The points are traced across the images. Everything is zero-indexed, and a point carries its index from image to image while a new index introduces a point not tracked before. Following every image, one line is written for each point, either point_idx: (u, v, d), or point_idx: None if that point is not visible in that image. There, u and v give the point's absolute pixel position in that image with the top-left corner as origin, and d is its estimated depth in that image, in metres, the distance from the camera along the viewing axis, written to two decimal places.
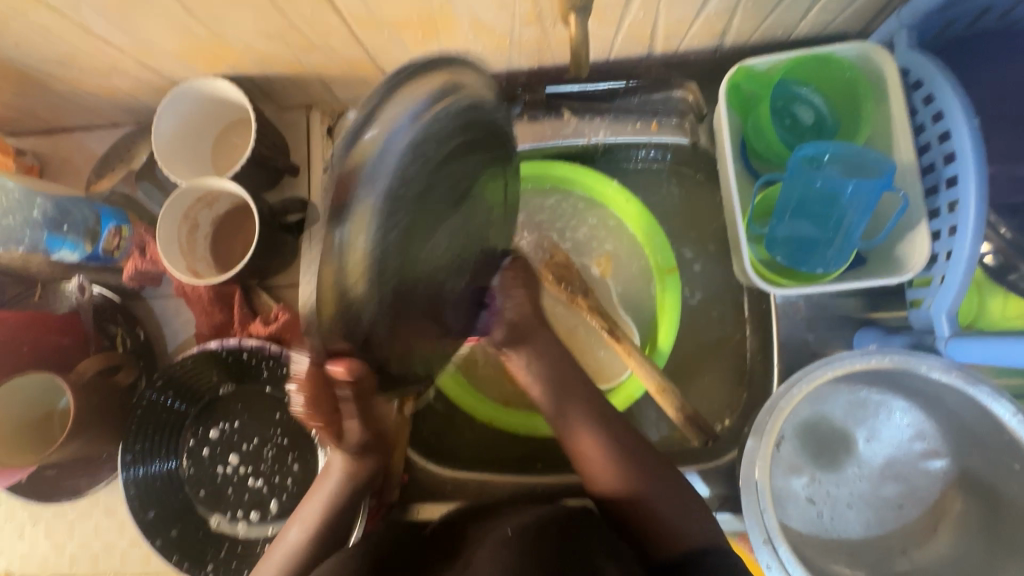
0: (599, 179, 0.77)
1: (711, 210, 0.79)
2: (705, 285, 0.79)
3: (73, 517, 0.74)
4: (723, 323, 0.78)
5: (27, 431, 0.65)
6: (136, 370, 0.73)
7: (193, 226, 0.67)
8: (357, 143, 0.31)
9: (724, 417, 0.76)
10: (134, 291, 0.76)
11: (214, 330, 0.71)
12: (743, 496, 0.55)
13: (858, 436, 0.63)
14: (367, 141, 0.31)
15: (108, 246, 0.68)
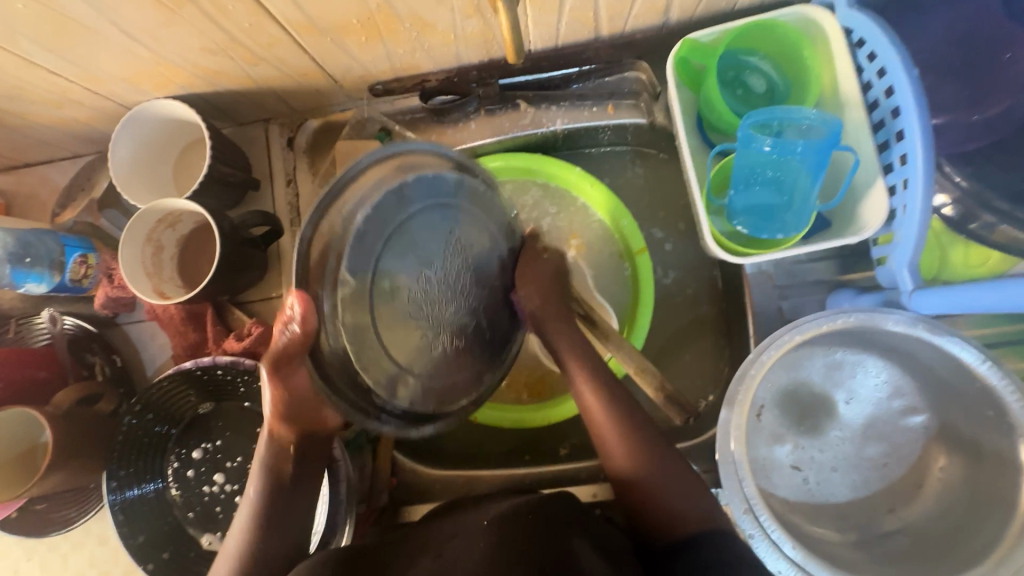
0: (563, 166, 0.77)
1: (676, 188, 0.79)
2: (678, 265, 0.79)
3: (67, 549, 0.74)
4: (699, 300, 0.78)
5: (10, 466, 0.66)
6: (117, 398, 0.73)
7: (158, 247, 0.67)
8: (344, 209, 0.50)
9: (707, 394, 0.76)
10: (109, 319, 0.76)
11: (189, 351, 0.71)
12: (721, 469, 0.55)
13: (838, 399, 0.63)
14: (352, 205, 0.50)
15: (75, 275, 0.69)
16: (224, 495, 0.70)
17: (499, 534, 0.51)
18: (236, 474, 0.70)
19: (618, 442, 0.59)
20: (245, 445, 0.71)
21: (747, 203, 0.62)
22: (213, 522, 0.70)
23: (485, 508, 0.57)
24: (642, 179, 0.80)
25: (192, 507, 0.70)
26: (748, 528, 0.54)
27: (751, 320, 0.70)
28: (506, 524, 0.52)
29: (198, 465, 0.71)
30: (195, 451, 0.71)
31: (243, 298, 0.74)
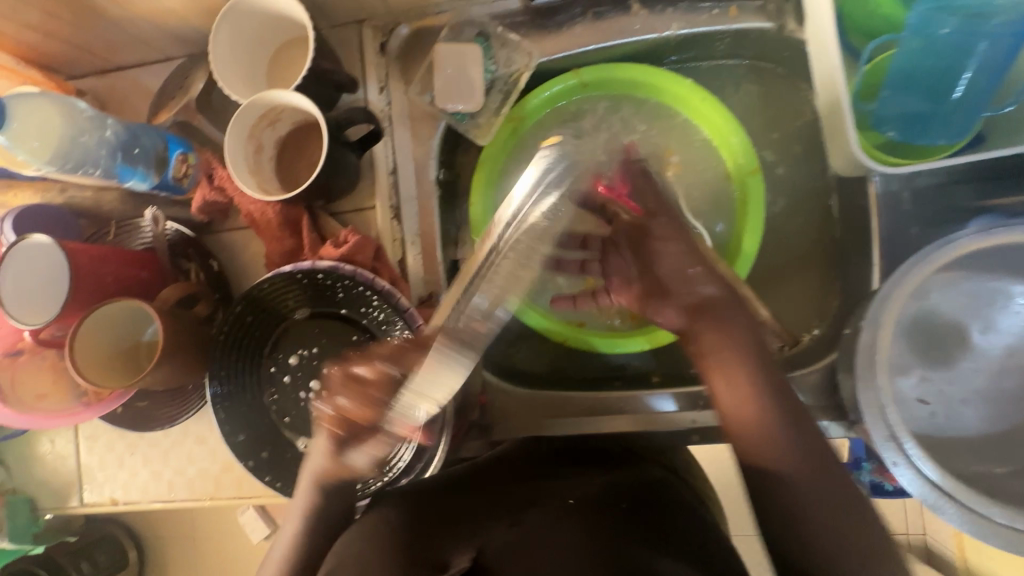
0: (672, 78, 0.72)
1: (793, 106, 0.74)
2: (789, 190, 0.74)
3: (167, 446, 0.77)
4: (810, 228, 0.74)
5: (117, 358, 0.67)
6: (214, 303, 0.73)
7: (258, 147, 0.65)
8: (472, 305, 0.40)
9: (813, 327, 0.72)
10: (206, 225, 0.75)
11: (286, 257, 0.71)
12: (860, 397, 0.51)
13: (973, 327, 0.59)
14: (476, 302, 0.40)
15: (176, 173, 0.68)
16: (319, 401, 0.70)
17: (577, 526, 0.51)
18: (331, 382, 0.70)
19: (748, 382, 0.51)
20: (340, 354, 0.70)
21: (895, 111, 0.56)
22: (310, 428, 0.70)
23: (570, 486, 0.57)
24: (755, 97, 0.75)
25: (287, 412, 0.70)
26: (889, 455, 0.49)
27: (877, 245, 0.65)
28: (581, 518, 0.51)
29: (294, 371, 0.71)
30: (291, 358, 0.71)
31: (336, 207, 0.73)
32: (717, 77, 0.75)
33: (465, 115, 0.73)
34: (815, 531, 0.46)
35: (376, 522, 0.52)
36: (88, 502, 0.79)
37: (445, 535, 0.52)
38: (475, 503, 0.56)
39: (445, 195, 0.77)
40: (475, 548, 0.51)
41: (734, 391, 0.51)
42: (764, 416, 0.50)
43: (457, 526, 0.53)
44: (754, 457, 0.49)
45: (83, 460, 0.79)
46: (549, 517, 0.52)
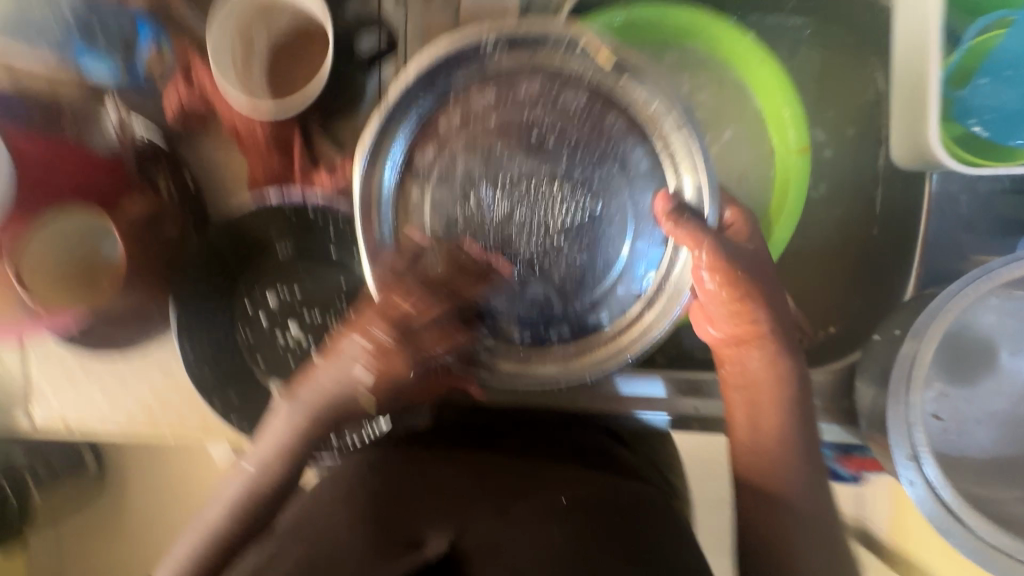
0: (734, 31, 0.64)
1: (856, 82, 0.67)
2: (833, 175, 0.68)
3: (127, 373, 0.70)
4: (848, 219, 0.68)
5: (74, 280, 0.59)
6: (186, 223, 0.63)
7: (249, 47, 0.57)
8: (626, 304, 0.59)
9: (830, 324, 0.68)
10: (181, 133, 0.64)
11: (273, 181, 0.62)
12: (889, 412, 0.48)
13: (1005, 349, 0.56)
14: (625, 301, 0.60)
15: (150, 67, 0.61)
16: (298, 346, 0.64)
17: (565, 532, 0.51)
18: (314, 327, 0.64)
19: (771, 392, 0.59)
20: (326, 298, 0.64)
21: (989, 104, 0.51)
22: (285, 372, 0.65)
23: (563, 480, 0.56)
24: (817, 66, 0.67)
25: (261, 353, 0.65)
26: (907, 474, 0.47)
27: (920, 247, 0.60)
28: (566, 523, 0.51)
29: (273, 312, 0.64)
30: (270, 296, 0.64)
31: (334, 131, 0.64)
32: (780, 36, 0.67)
33: None
34: (799, 522, 0.57)
35: (352, 490, 0.55)
36: (37, 424, 0.72)
37: (420, 517, 0.53)
38: (462, 483, 0.56)
39: None
40: (453, 532, 0.51)
41: (745, 415, 0.59)
42: (774, 426, 0.59)
43: (440, 503, 0.54)
44: (766, 478, 0.58)
45: (30, 378, 0.72)
46: (542, 517, 0.52)
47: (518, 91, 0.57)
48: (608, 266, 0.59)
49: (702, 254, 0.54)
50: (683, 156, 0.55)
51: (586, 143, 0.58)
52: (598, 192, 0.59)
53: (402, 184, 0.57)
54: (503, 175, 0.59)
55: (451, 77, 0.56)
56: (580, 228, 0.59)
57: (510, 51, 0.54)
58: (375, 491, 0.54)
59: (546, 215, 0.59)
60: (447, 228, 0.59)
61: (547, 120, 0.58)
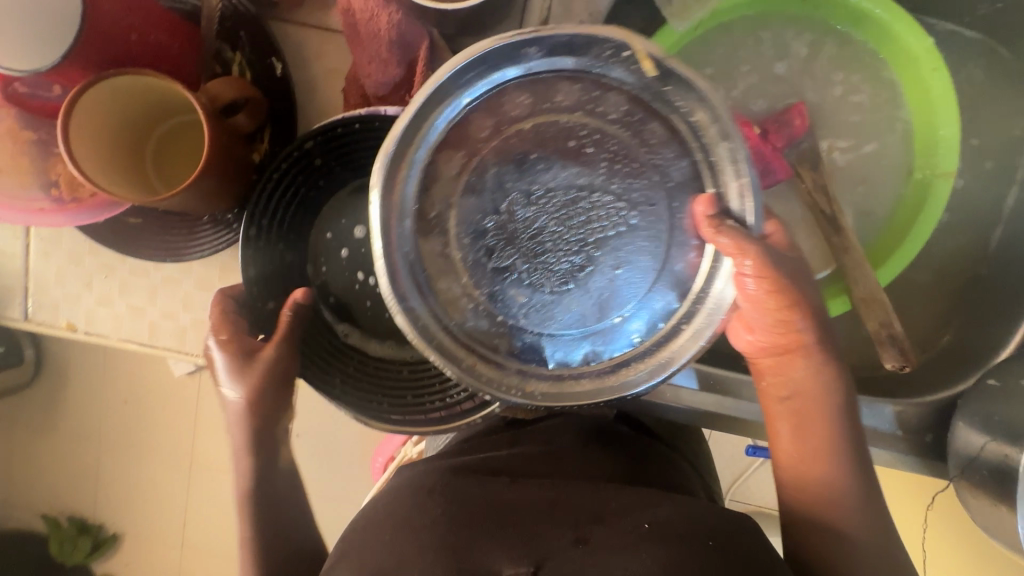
0: (914, 31, 0.58)
1: (1009, 114, 0.63)
2: (952, 207, 0.66)
3: (158, 281, 0.60)
4: (955, 255, 0.67)
5: (118, 155, 0.48)
6: (263, 118, 0.53)
7: None
8: (668, 339, 0.43)
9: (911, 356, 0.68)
10: (272, 5, 0.53)
11: (382, 92, 0.52)
12: None
13: None
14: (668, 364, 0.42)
15: None
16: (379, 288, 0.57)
17: (664, 560, 0.39)
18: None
19: (817, 406, 0.48)
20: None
21: None
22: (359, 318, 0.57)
23: (646, 502, 0.45)
24: (973, 88, 0.63)
25: (335, 292, 0.57)
26: None
27: None
28: (656, 550, 0.40)
29: (357, 246, 0.56)
30: (358, 229, 0.56)
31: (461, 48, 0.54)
32: (945, 49, 0.63)
33: None
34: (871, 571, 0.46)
35: (408, 520, 0.45)
36: (35, 319, 0.61)
37: (485, 546, 0.41)
38: (528, 503, 0.45)
39: None
40: (532, 561, 0.40)
41: (786, 433, 0.49)
42: (823, 448, 0.48)
43: (507, 528, 0.43)
44: (821, 508, 0.47)
45: (33, 266, 0.60)
46: (629, 541, 0.41)
47: (557, 98, 0.43)
48: (647, 275, 0.44)
49: (748, 262, 0.42)
50: (728, 160, 0.41)
51: (630, 154, 0.43)
52: (650, 228, 0.44)
53: (421, 214, 0.43)
54: (536, 189, 0.43)
55: (466, 78, 0.41)
56: (617, 243, 0.44)
57: (546, 54, 0.41)
58: (434, 521, 0.44)
59: (577, 227, 0.43)
60: (477, 259, 0.44)
61: (587, 124, 0.43)
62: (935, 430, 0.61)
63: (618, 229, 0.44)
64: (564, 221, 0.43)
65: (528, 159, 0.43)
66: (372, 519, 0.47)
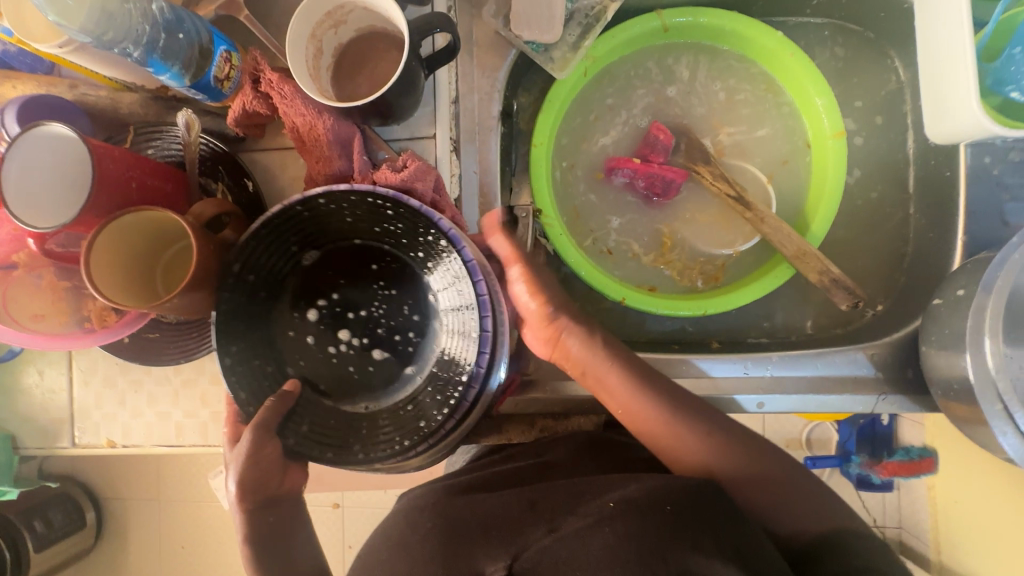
0: (761, 29, 0.67)
1: (880, 72, 0.71)
2: (864, 163, 0.72)
3: (177, 385, 0.69)
4: (884, 202, 0.71)
5: (133, 282, 0.58)
6: (244, 228, 0.64)
7: (318, 50, 0.58)
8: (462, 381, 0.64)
9: (876, 304, 0.71)
10: (239, 140, 0.67)
11: (334, 181, 0.63)
12: (977, 388, 0.51)
13: None
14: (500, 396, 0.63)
15: (220, 74, 0.59)
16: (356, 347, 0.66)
17: (620, 533, 0.49)
18: (361, 325, 0.66)
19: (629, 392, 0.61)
20: (363, 296, 0.67)
21: None
22: (348, 385, 0.66)
23: (611, 488, 0.55)
24: (840, 61, 0.72)
25: (321, 379, 0.65)
26: (998, 425, 0.50)
27: (962, 218, 0.61)
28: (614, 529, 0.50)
29: (318, 326, 0.66)
30: (311, 313, 0.66)
31: (390, 134, 0.66)
32: (804, 37, 0.72)
33: (540, 45, 0.67)
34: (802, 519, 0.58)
35: (405, 537, 0.57)
36: (81, 444, 0.70)
37: (477, 548, 0.54)
38: (511, 507, 0.57)
39: (503, 135, 0.73)
40: (510, 556, 0.52)
41: (649, 421, 0.60)
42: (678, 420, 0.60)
43: (489, 534, 0.55)
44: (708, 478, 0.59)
45: (76, 397, 0.70)
46: (590, 523, 0.51)
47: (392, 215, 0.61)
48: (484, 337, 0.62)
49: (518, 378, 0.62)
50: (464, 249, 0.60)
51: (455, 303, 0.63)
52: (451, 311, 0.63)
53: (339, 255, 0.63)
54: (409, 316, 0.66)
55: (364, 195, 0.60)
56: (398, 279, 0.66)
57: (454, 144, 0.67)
58: (435, 529, 0.56)
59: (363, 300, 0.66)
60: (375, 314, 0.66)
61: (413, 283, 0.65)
62: (912, 363, 0.63)
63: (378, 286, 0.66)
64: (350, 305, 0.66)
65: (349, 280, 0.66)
66: (394, 527, 0.59)
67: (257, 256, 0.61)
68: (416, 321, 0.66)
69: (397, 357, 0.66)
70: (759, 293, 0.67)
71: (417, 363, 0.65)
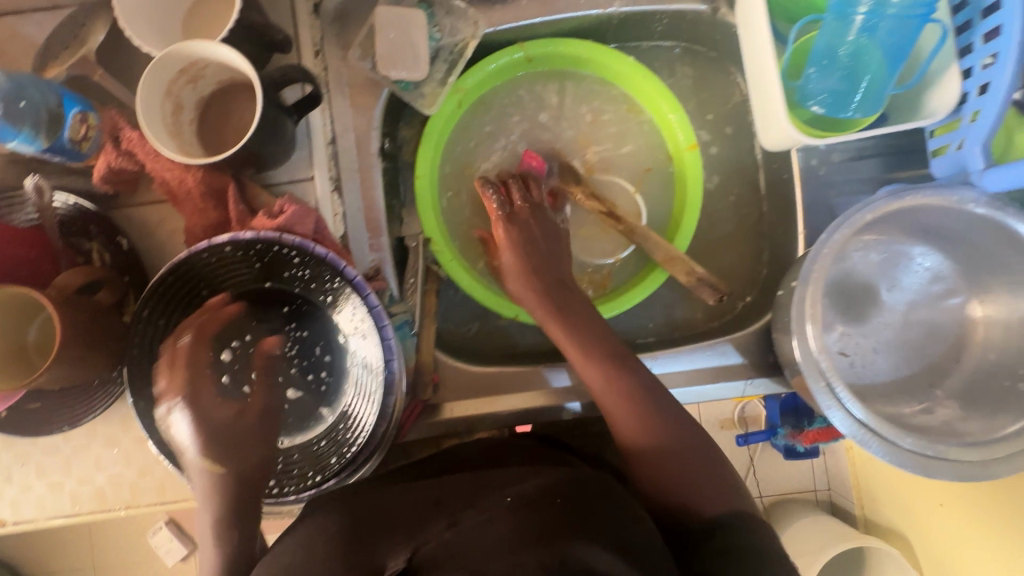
0: (614, 55, 0.73)
1: (725, 87, 0.79)
2: (722, 169, 0.79)
3: (70, 452, 0.67)
4: (743, 202, 0.79)
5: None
6: (122, 287, 0.65)
7: (177, 106, 0.58)
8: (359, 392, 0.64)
9: (745, 295, 0.78)
10: (111, 198, 0.66)
11: (211, 231, 0.64)
12: (805, 370, 0.55)
13: (881, 286, 0.66)
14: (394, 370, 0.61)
15: (75, 134, 0.58)
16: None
17: (511, 525, 0.46)
18: (273, 368, 0.63)
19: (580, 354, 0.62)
20: (274, 337, 0.63)
21: (829, 78, 0.58)
22: None
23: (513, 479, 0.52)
24: (691, 79, 0.79)
25: None
26: (824, 400, 0.54)
27: (800, 215, 0.70)
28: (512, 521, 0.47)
29: (230, 369, 0.63)
30: (223, 355, 0.61)
31: (268, 179, 0.67)
32: (657, 59, 0.79)
33: (409, 84, 0.70)
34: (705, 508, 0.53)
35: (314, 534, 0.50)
36: None
37: (380, 539, 0.49)
38: (413, 505, 0.52)
39: (387, 169, 0.76)
40: (411, 548, 0.47)
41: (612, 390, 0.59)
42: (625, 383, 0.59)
43: (392, 530, 0.49)
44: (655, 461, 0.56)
45: None
46: (485, 515, 0.48)
47: (297, 256, 0.60)
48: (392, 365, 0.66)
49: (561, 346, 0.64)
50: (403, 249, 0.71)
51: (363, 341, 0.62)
52: (358, 351, 0.62)
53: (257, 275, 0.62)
54: (325, 353, 0.64)
55: (271, 243, 0.60)
56: (310, 316, 0.63)
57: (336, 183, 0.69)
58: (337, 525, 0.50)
59: (273, 341, 0.63)
60: (286, 356, 0.63)
61: (332, 321, 0.63)
62: (771, 346, 0.70)
63: (292, 328, 0.63)
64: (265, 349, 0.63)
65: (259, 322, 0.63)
66: (274, 547, 0.51)
67: (165, 301, 0.60)
68: (330, 361, 0.64)
69: (312, 396, 0.64)
70: (637, 299, 0.73)
71: (331, 403, 0.63)
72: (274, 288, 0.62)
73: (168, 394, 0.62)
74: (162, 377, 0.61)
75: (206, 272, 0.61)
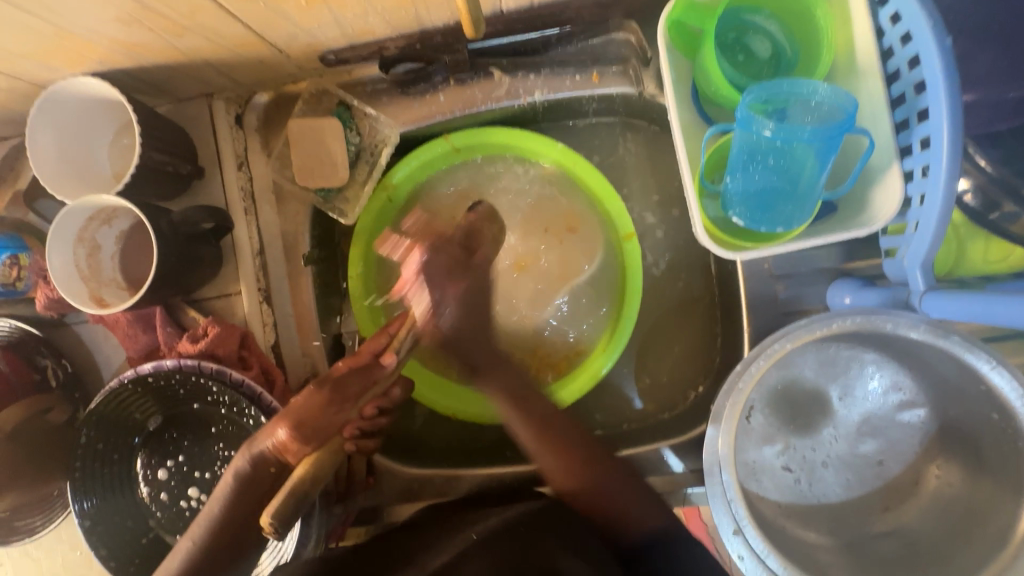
0: (542, 140, 0.70)
1: (670, 162, 0.74)
2: (669, 251, 0.74)
3: (39, 555, 0.71)
4: (693, 287, 0.74)
5: None
6: (71, 407, 0.69)
7: (94, 247, 0.60)
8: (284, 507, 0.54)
9: (697, 384, 0.72)
10: (57, 320, 0.70)
11: (145, 354, 0.67)
12: (709, 484, 0.53)
13: (833, 395, 0.59)
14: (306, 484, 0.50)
15: (6, 278, 0.63)
16: (201, 509, 0.66)
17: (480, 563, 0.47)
18: (208, 484, 0.66)
19: (540, 447, 0.56)
20: (208, 455, 0.66)
21: (745, 190, 0.53)
22: None
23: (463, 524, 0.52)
24: (634, 155, 0.74)
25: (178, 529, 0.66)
26: (737, 549, 0.52)
27: (746, 311, 0.65)
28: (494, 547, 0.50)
29: (169, 485, 0.66)
30: (161, 471, 0.67)
31: (198, 295, 0.68)
32: (596, 135, 0.75)
33: (330, 191, 0.70)
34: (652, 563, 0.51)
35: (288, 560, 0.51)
36: None
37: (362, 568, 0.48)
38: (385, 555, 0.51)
39: (323, 269, 0.75)
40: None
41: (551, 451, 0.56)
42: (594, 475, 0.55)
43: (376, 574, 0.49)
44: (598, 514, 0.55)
45: None
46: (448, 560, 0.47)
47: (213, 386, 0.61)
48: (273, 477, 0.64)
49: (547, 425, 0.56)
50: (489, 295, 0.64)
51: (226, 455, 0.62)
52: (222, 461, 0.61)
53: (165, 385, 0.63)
54: None
55: (190, 377, 0.61)
56: (239, 437, 0.65)
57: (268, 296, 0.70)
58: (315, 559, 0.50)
59: (208, 461, 0.66)
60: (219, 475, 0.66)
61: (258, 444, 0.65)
62: None
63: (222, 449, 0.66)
64: (200, 467, 0.66)
65: (197, 441, 0.66)
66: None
67: (98, 428, 0.62)
68: None
69: None
70: (575, 395, 0.69)
71: None
72: (206, 410, 0.65)
73: (109, 514, 0.64)
74: (106, 495, 0.64)
75: (132, 401, 0.63)
